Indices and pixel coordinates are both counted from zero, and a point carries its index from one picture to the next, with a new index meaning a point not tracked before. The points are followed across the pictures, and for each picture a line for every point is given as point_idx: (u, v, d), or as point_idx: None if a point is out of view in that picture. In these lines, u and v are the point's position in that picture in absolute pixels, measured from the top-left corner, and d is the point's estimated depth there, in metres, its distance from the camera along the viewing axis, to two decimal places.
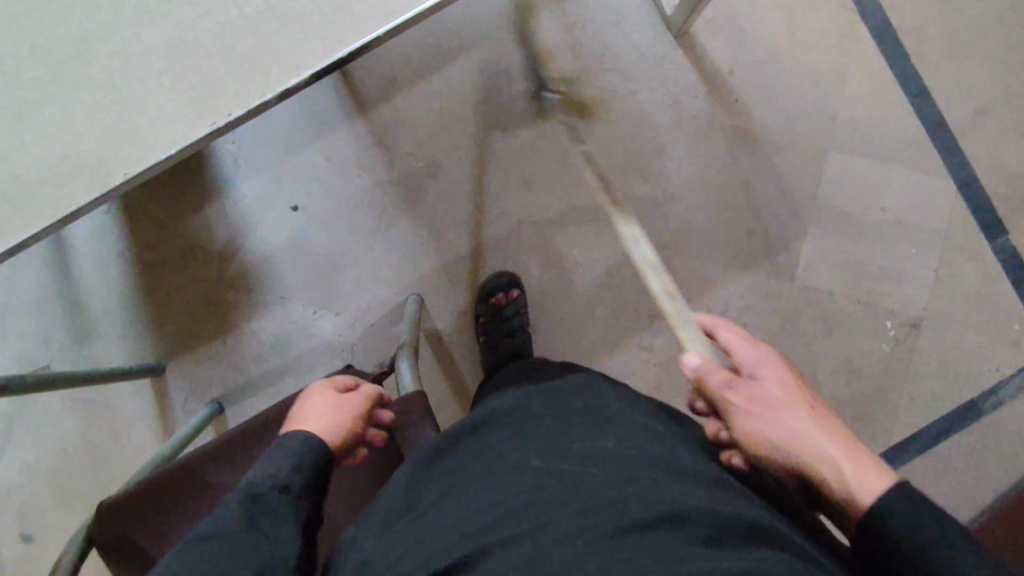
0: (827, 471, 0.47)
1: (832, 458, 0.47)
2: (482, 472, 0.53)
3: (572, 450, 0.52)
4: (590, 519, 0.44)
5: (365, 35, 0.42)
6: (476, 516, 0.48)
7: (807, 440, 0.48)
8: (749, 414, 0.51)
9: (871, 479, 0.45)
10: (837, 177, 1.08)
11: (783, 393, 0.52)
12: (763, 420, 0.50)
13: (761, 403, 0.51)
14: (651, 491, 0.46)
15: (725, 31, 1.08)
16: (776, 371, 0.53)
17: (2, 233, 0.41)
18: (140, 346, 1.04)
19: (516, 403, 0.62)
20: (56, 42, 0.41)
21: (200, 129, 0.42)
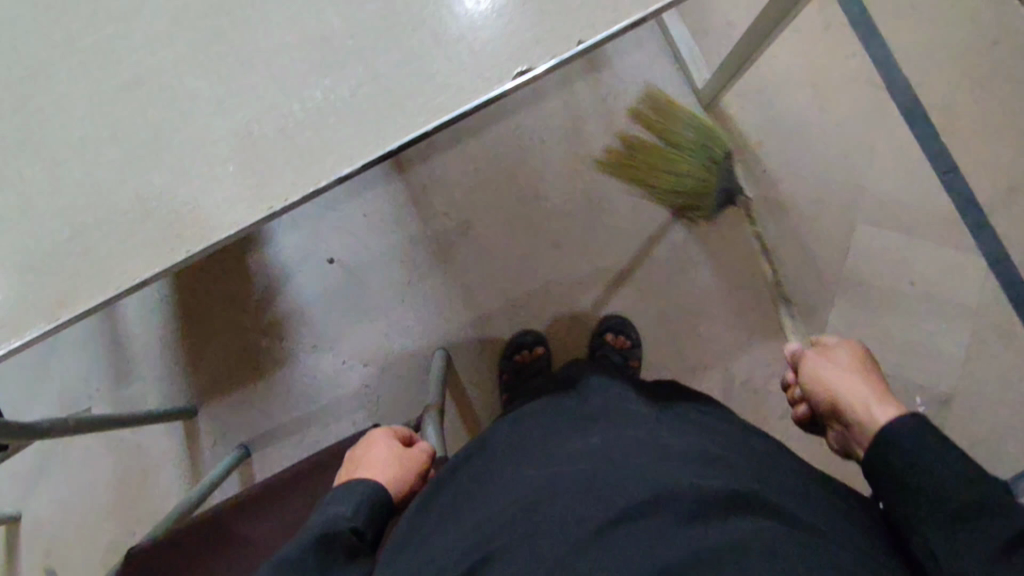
0: (848, 400, 0.56)
1: (857, 390, 0.57)
2: (483, 489, 0.56)
3: (562, 453, 0.55)
4: (575, 511, 0.47)
5: (415, 132, 0.45)
6: (481, 523, 0.50)
7: (844, 380, 0.58)
8: (810, 364, 0.63)
9: (883, 408, 0.54)
10: (865, 248, 1.09)
11: (846, 355, 0.62)
12: (817, 366, 0.62)
13: (822, 356, 0.63)
14: (635, 474, 0.49)
15: (753, 105, 1.11)
16: (848, 343, 0.64)
17: (69, 301, 0.44)
18: (176, 388, 1.07)
19: (506, 434, 0.64)
20: (132, 129, 0.45)
21: (258, 214, 0.45)
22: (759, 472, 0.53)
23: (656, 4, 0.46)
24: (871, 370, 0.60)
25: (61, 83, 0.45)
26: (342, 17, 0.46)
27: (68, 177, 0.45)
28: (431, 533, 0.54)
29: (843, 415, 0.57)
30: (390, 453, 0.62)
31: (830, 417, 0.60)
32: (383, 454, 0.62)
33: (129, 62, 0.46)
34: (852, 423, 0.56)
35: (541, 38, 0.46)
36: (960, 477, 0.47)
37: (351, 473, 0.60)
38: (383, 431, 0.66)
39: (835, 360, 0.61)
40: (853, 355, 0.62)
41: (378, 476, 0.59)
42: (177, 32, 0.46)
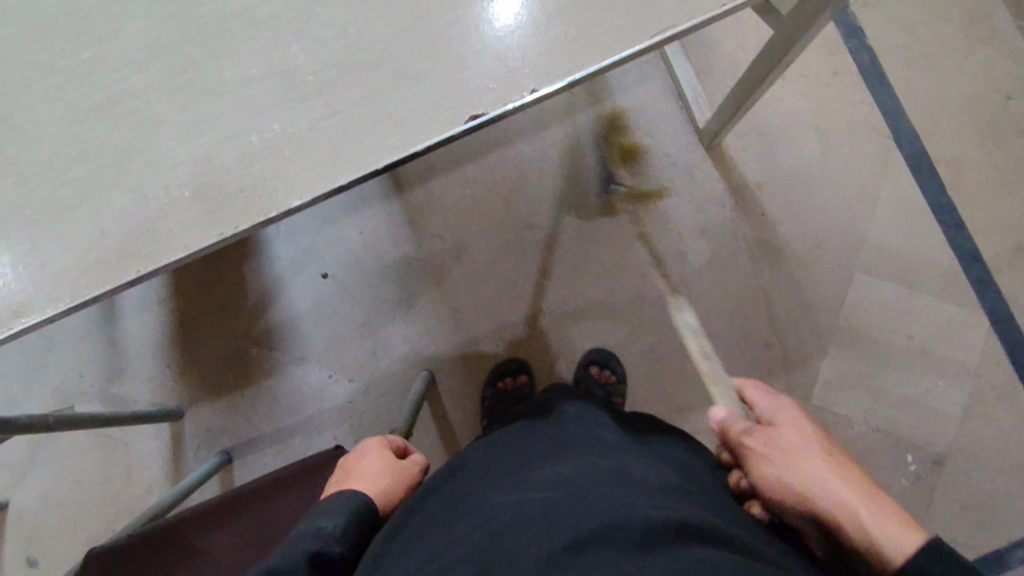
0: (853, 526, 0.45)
1: (853, 508, 0.46)
2: (449, 514, 0.55)
3: (526, 484, 0.54)
4: (535, 538, 0.45)
5: (366, 168, 0.46)
6: (442, 551, 0.49)
7: (819, 481, 0.48)
8: (762, 462, 0.52)
9: (887, 527, 0.44)
10: (862, 298, 1.06)
11: (795, 435, 0.52)
12: (780, 469, 0.50)
13: (774, 450, 0.51)
14: (595, 502, 0.48)
15: (755, 146, 1.11)
16: (791, 418, 0.54)
17: (23, 311, 0.45)
18: (165, 390, 1.10)
19: (467, 460, 0.64)
20: (98, 150, 0.47)
21: (210, 239, 0.46)
22: (728, 510, 0.51)
23: (610, 58, 0.46)
24: (830, 455, 0.50)
25: (37, 101, 0.47)
26: (309, 54, 0.47)
27: (35, 191, 0.47)
28: (399, 551, 0.53)
29: (835, 532, 0.47)
30: (383, 470, 0.63)
31: (803, 524, 0.49)
32: (376, 469, 0.63)
33: (102, 85, 0.47)
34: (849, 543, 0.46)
35: (497, 86, 0.46)
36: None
37: (348, 482, 0.61)
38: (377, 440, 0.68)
39: (790, 450, 0.51)
40: (804, 436, 0.52)
41: (372, 493, 0.60)
42: (150, 59, 0.48)
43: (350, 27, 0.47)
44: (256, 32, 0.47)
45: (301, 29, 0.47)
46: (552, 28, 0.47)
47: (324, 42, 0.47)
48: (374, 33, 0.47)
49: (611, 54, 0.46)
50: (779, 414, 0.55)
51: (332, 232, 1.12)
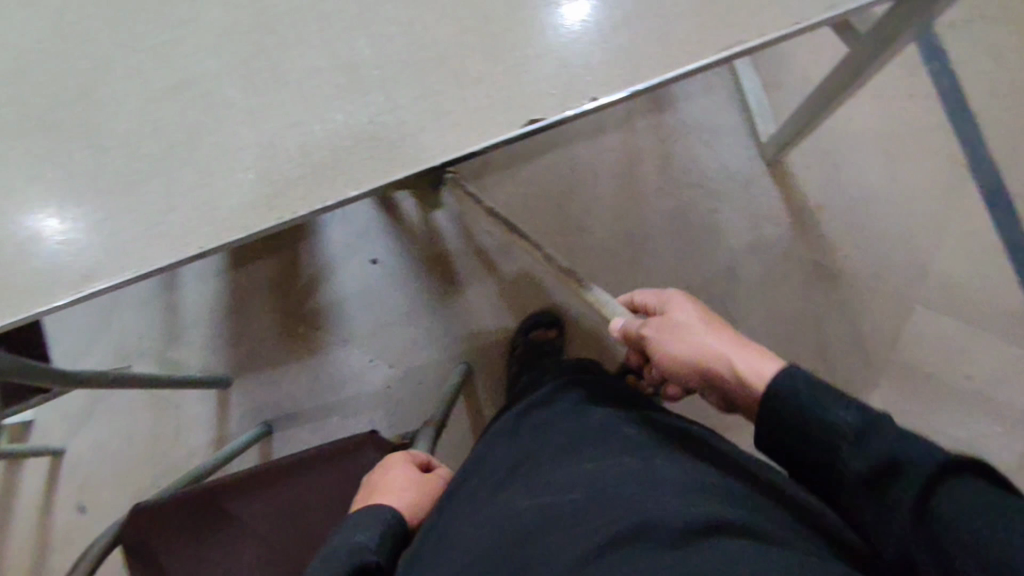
0: (729, 372, 0.53)
1: (726, 354, 0.54)
2: (479, 504, 0.55)
3: (553, 479, 0.53)
4: (570, 542, 0.46)
5: (424, 164, 0.47)
6: (479, 548, 0.50)
7: (702, 345, 0.56)
8: (657, 344, 0.59)
9: (758, 366, 0.52)
10: (920, 333, 1.02)
11: (680, 311, 0.59)
12: (661, 344, 0.58)
13: (664, 330, 0.58)
14: (628, 500, 0.48)
15: (820, 166, 1.07)
16: (675, 298, 0.61)
17: (91, 276, 0.48)
18: (215, 359, 1.14)
19: (492, 445, 0.64)
20: (171, 129, 0.49)
21: (268, 222, 0.48)
22: (765, 504, 0.50)
23: (674, 72, 0.46)
24: (712, 321, 0.57)
25: (120, 79, 0.50)
26: (374, 49, 0.48)
27: (111, 164, 0.49)
28: (437, 541, 0.54)
29: (722, 383, 0.54)
30: (409, 484, 0.64)
31: (700, 385, 0.57)
32: (402, 484, 0.63)
33: (179, 67, 0.50)
34: (733, 390, 0.54)
35: (557, 91, 0.46)
36: (857, 425, 0.44)
37: (375, 495, 0.62)
38: (401, 455, 0.68)
39: (677, 326, 0.58)
40: (689, 312, 0.59)
41: (398, 505, 0.61)
42: (227, 45, 0.50)
43: (417, 25, 0.48)
44: (327, 25, 0.49)
45: (369, 24, 0.49)
46: (618, 38, 0.46)
47: (390, 38, 0.48)
48: (440, 32, 0.48)
49: (675, 68, 0.46)
50: (667, 302, 0.61)
51: (383, 219, 1.15)
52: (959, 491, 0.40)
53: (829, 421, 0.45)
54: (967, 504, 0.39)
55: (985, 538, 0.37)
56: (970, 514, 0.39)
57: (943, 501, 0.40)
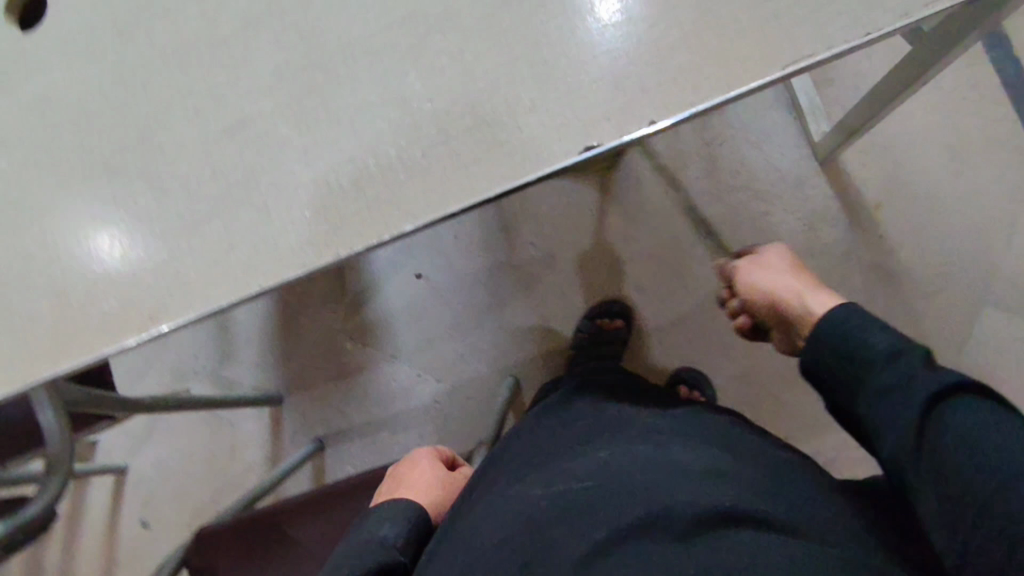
0: (791, 301, 0.63)
1: (800, 289, 0.63)
2: (497, 490, 0.58)
3: (570, 467, 0.56)
4: (581, 533, 0.48)
5: (479, 197, 0.46)
6: (494, 532, 0.52)
7: (782, 280, 0.66)
8: (750, 279, 0.70)
9: (818, 297, 0.61)
10: (991, 334, 0.97)
11: (779, 260, 0.70)
12: (753, 276, 0.69)
13: (759, 269, 0.70)
14: (642, 490, 0.50)
15: (877, 163, 1.03)
16: (779, 252, 0.71)
17: (156, 319, 0.49)
18: (269, 377, 1.16)
19: (519, 437, 0.66)
20: (227, 170, 0.50)
21: (325, 259, 0.47)
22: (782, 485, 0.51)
23: (738, 90, 0.43)
24: (802, 272, 0.67)
25: (177, 121, 0.51)
26: (425, 81, 0.48)
27: (172, 206, 0.50)
28: (456, 523, 0.57)
29: (783, 310, 0.64)
30: (432, 474, 0.68)
31: (770, 316, 0.67)
32: (425, 474, 0.67)
33: (234, 107, 0.50)
34: (792, 316, 0.63)
35: (614, 115, 0.45)
36: (889, 349, 0.50)
37: (398, 485, 0.66)
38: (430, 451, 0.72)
39: (771, 268, 0.69)
40: (786, 262, 0.69)
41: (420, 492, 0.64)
42: (279, 83, 0.50)
43: (467, 54, 0.48)
44: (377, 59, 0.49)
45: (419, 56, 0.48)
46: (677, 57, 0.45)
47: (441, 70, 0.48)
48: (491, 60, 0.47)
49: (737, 86, 0.44)
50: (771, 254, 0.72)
51: (428, 234, 1.14)
52: (964, 412, 0.45)
53: (870, 348, 0.51)
54: (971, 433, 0.44)
55: (986, 441, 0.44)
56: (968, 440, 0.44)
57: (950, 425, 0.45)
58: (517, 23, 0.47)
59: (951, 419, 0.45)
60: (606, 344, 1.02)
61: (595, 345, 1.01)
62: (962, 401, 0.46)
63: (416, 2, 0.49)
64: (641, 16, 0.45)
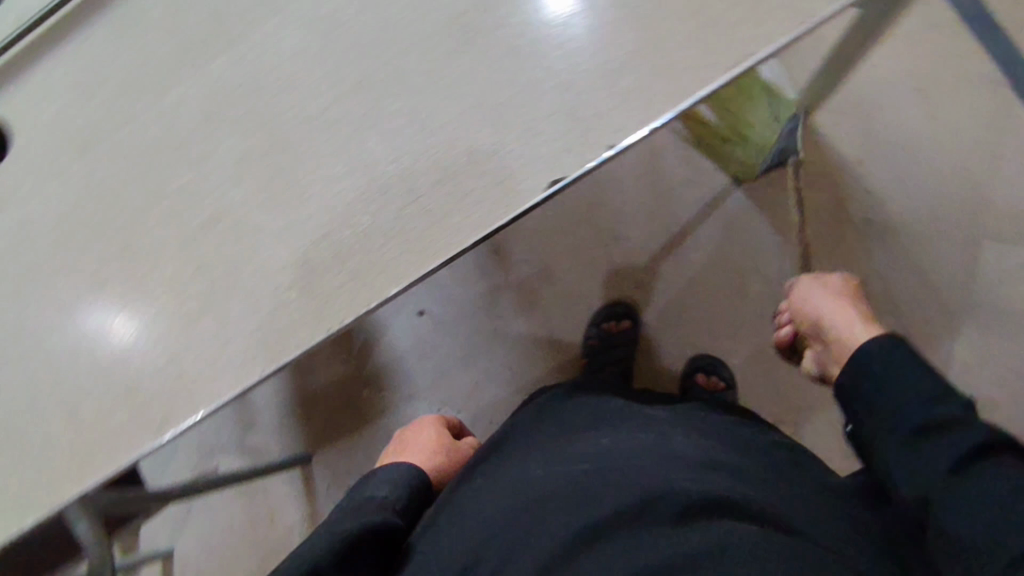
0: (838, 322, 0.66)
1: (847, 315, 0.66)
2: (495, 476, 0.60)
3: (571, 452, 0.58)
4: (574, 514, 0.49)
5: (455, 249, 0.46)
6: (491, 517, 0.54)
7: (834, 304, 0.69)
8: (804, 296, 0.73)
9: (861, 328, 0.64)
10: (995, 269, 0.97)
11: (841, 288, 0.72)
12: (810, 291, 0.72)
13: (817, 289, 0.72)
14: (636, 477, 0.51)
15: (850, 120, 1.03)
16: (844, 281, 0.74)
17: (167, 422, 0.50)
18: (294, 439, 1.17)
19: (526, 426, 0.69)
20: (210, 266, 0.51)
21: (319, 335, 0.48)
22: (773, 483, 0.55)
23: (690, 101, 0.44)
24: (858, 302, 0.69)
25: (154, 225, 0.52)
26: (386, 144, 0.49)
27: (163, 309, 0.51)
28: (452, 512, 0.60)
29: (824, 331, 0.67)
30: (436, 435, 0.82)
31: (812, 334, 0.70)
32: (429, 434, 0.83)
33: (206, 202, 0.51)
34: (830, 338, 0.66)
35: (573, 146, 0.45)
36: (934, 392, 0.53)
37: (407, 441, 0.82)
38: (431, 420, 0.86)
39: (829, 292, 0.71)
40: (846, 291, 0.71)
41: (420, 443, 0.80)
42: (245, 172, 0.51)
43: (421, 111, 0.48)
44: (336, 131, 0.49)
45: (375, 121, 0.49)
46: (625, 78, 0.45)
47: (399, 130, 0.48)
48: (447, 113, 0.48)
49: (688, 97, 0.44)
50: (833, 279, 0.74)
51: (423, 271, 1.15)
52: (997, 466, 0.48)
53: (912, 387, 0.54)
54: (992, 482, 0.48)
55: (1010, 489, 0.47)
56: (995, 488, 0.47)
57: (982, 475, 0.48)
58: (465, 72, 0.48)
59: (983, 469, 0.49)
60: (615, 348, 1.03)
61: (606, 350, 1.03)
62: (996, 456, 0.49)
63: (364, 70, 0.50)
64: (584, 46, 0.46)
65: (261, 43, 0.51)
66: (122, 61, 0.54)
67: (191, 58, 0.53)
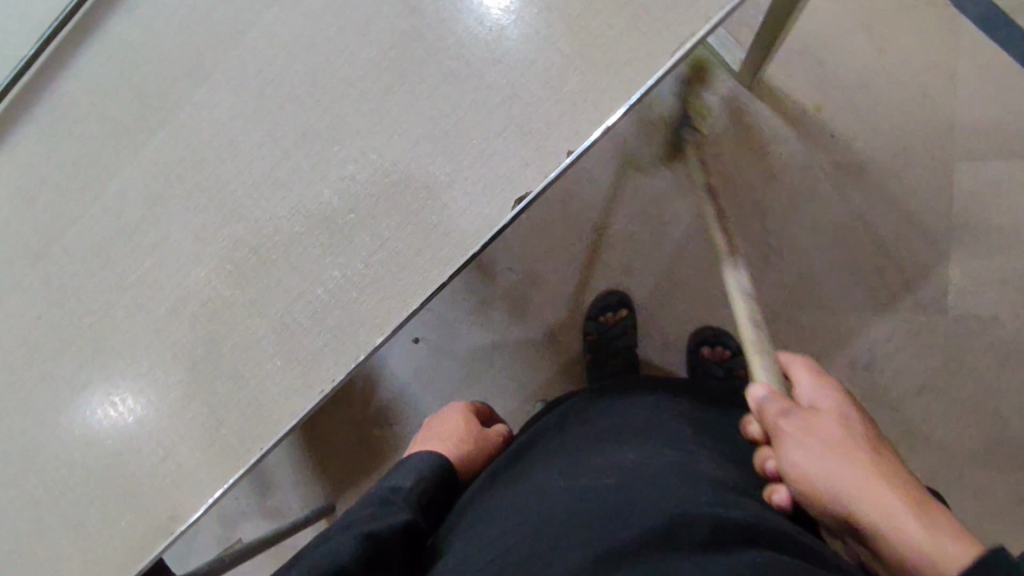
0: (897, 533, 0.39)
1: (900, 511, 0.40)
2: (515, 493, 0.58)
3: (595, 468, 0.56)
4: (599, 535, 0.47)
5: (434, 285, 0.46)
6: (509, 536, 0.51)
7: (864, 482, 0.42)
8: (800, 457, 0.45)
9: (938, 538, 0.38)
10: (969, 187, 0.98)
11: (845, 428, 0.46)
12: (814, 453, 0.45)
13: (815, 439, 0.46)
14: (662, 501, 0.48)
15: (803, 67, 1.02)
16: (838, 407, 0.48)
17: (178, 516, 0.49)
18: (314, 493, 1.13)
19: (555, 431, 0.68)
20: (188, 351, 0.49)
21: (313, 398, 0.47)
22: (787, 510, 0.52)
23: (639, 92, 0.44)
24: (878, 456, 0.44)
25: (122, 321, 0.50)
26: (340, 193, 0.47)
27: (148, 403, 0.49)
28: (467, 530, 0.57)
29: (875, 541, 0.41)
30: (465, 419, 0.81)
31: (836, 523, 0.44)
32: (458, 416, 0.81)
33: (170, 287, 0.49)
34: (889, 554, 0.40)
35: (530, 160, 0.45)
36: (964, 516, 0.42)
37: (435, 424, 0.81)
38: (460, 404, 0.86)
39: (833, 443, 0.45)
40: (850, 428, 0.46)
41: (449, 427, 0.79)
42: (202, 249, 0.49)
43: (370, 152, 0.47)
44: (288, 189, 0.48)
45: (324, 171, 0.48)
46: (570, 79, 0.45)
47: (351, 176, 0.47)
48: (396, 150, 0.47)
49: (636, 89, 0.44)
50: (824, 406, 0.49)
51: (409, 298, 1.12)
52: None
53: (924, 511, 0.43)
54: None
55: None
56: None
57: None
58: (407, 105, 0.47)
59: None
60: (616, 338, 1.02)
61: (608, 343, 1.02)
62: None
63: (305, 122, 0.48)
64: (522, 58, 0.45)
65: (191, 114, 0.50)
66: (53, 159, 0.52)
67: (123, 143, 0.51)
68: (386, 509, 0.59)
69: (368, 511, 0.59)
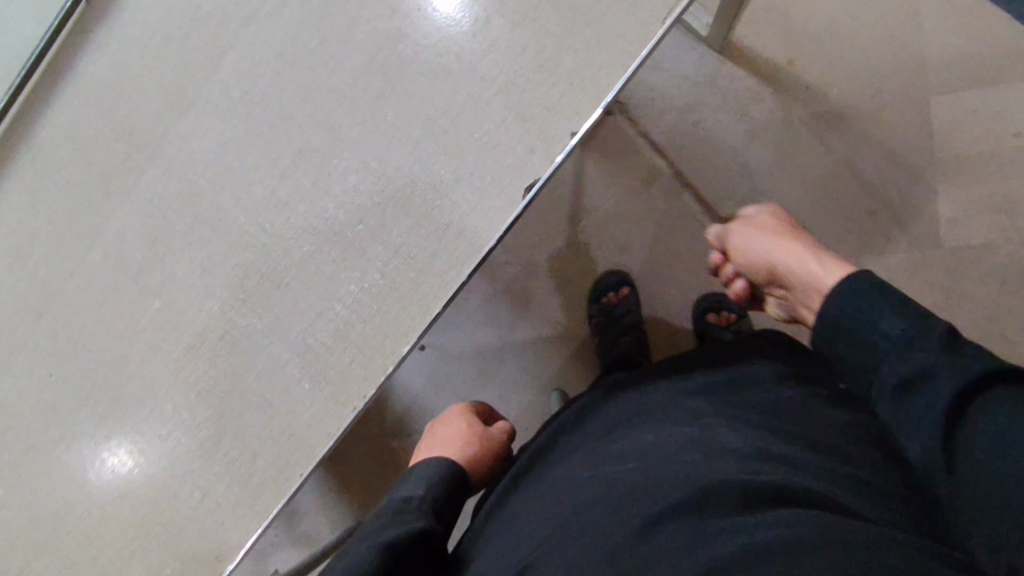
0: (798, 266, 0.60)
1: (803, 253, 0.60)
2: (541, 490, 0.57)
3: (617, 451, 0.55)
4: (631, 509, 0.46)
5: (454, 285, 0.45)
6: (538, 534, 0.50)
7: (780, 245, 0.62)
8: (742, 244, 0.66)
9: (826, 262, 0.58)
10: (947, 120, 0.99)
11: (772, 221, 0.66)
12: (749, 238, 0.66)
13: (751, 231, 0.66)
14: (689, 471, 0.47)
15: (770, 24, 1.02)
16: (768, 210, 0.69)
17: (223, 555, 0.48)
18: (341, 514, 1.11)
19: (575, 420, 0.67)
20: (212, 389, 0.48)
21: (347, 416, 0.46)
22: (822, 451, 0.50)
23: (635, 66, 0.43)
24: (794, 231, 0.65)
25: (139, 369, 0.49)
26: (346, 207, 0.46)
27: (177, 445, 0.48)
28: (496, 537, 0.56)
29: (790, 278, 0.61)
30: (465, 421, 0.78)
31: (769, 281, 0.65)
32: (459, 419, 0.79)
33: (184, 327, 0.48)
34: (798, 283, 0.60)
35: (533, 145, 0.44)
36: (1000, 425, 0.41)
37: (434, 431, 0.78)
38: (462, 408, 0.83)
39: (761, 230, 0.65)
40: (777, 222, 0.67)
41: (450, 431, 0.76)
42: (212, 283, 0.48)
43: (372, 161, 0.46)
44: (291, 210, 0.47)
45: (326, 187, 0.47)
46: (565, 60, 0.44)
47: (354, 188, 0.46)
48: (396, 157, 0.46)
49: (632, 61, 0.44)
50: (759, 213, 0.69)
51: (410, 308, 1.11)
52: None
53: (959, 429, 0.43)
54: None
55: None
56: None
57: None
58: (401, 109, 0.46)
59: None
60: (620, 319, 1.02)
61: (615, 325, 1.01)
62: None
63: (299, 139, 0.47)
64: (511, 46, 0.45)
65: (180, 148, 0.48)
66: (41, 213, 0.50)
67: (114, 186, 0.49)
68: (396, 520, 0.57)
69: (381, 525, 0.57)
